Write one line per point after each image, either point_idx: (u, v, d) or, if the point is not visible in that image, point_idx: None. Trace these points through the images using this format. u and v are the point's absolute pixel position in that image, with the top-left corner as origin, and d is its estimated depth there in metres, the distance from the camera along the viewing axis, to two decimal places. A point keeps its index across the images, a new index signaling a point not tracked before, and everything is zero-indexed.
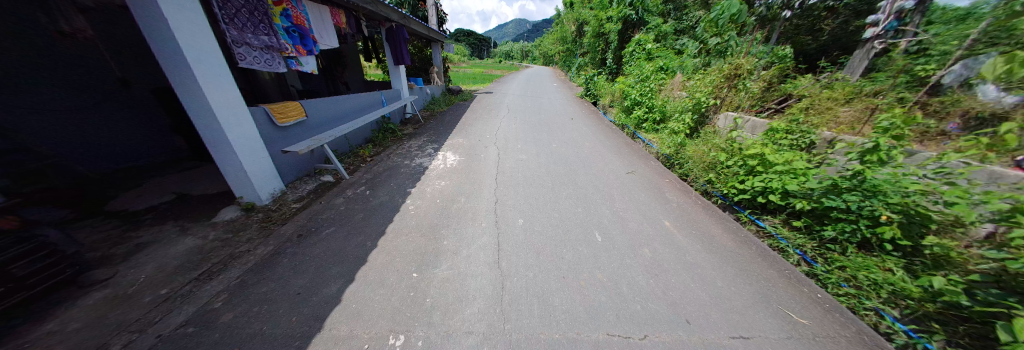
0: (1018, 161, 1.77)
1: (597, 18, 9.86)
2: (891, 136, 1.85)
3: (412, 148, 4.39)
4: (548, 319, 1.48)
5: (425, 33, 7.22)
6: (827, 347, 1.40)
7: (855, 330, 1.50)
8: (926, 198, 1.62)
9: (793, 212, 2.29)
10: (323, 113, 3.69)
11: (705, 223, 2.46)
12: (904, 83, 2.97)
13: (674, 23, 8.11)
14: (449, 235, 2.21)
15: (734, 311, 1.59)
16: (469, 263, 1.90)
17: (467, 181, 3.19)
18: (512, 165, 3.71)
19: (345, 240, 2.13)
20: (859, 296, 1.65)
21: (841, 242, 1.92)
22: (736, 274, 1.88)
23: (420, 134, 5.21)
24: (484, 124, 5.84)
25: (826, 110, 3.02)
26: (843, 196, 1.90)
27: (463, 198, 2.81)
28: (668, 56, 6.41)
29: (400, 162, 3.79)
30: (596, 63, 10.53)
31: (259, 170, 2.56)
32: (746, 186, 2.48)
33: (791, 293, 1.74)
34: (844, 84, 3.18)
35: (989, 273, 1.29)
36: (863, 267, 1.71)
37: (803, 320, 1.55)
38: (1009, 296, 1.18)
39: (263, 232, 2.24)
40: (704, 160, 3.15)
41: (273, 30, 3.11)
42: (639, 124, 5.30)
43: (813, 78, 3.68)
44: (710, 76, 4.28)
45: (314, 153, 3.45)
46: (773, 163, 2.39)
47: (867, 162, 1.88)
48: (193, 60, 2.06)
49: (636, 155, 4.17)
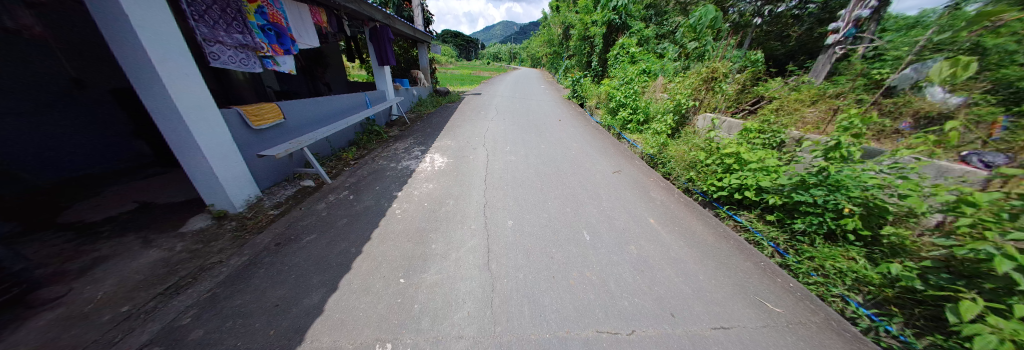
0: (963, 156, 1.99)
1: (583, 23, 10.05)
2: (851, 134, 1.99)
3: (398, 150, 4.30)
4: (538, 320, 1.49)
5: (410, 34, 7.11)
6: (800, 333, 1.48)
7: (824, 316, 1.60)
8: (882, 192, 1.76)
9: (766, 207, 2.43)
10: (302, 115, 3.55)
11: (687, 220, 2.55)
12: (862, 85, 3.26)
13: (655, 27, 8.48)
14: (437, 238, 2.18)
15: (715, 303, 1.65)
16: (458, 267, 1.87)
17: (455, 184, 3.15)
18: (500, 166, 3.71)
19: (327, 247, 2.05)
20: (826, 284, 1.77)
21: (810, 234, 2.06)
22: (716, 267, 1.97)
23: (406, 136, 5.11)
24: (472, 126, 5.82)
25: (793, 111, 3.23)
26: (810, 191, 2.04)
27: (452, 201, 2.78)
28: (650, 59, 6.60)
29: (386, 165, 3.70)
30: (582, 65, 10.72)
31: (233, 175, 2.43)
32: (724, 183, 2.59)
33: (766, 283, 1.84)
34: (809, 87, 3.45)
35: (940, 259, 1.41)
36: (829, 257, 1.84)
37: (777, 308, 1.64)
38: (957, 280, 1.30)
39: (237, 242, 2.12)
40: (685, 159, 3.27)
41: (247, 28, 2.95)
42: (624, 125, 5.42)
43: (782, 81, 3.95)
44: (689, 78, 4.43)
45: (292, 157, 3.31)
46: (748, 161, 2.51)
47: (831, 158, 2.01)
48: (157, 60, 1.94)
49: (621, 155, 4.27)
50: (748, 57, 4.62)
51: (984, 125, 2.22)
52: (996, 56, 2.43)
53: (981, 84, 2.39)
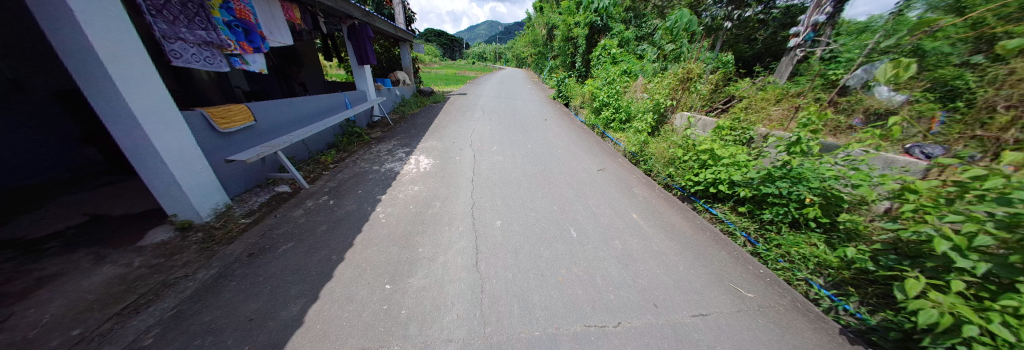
0: (906, 149, 2.26)
1: (566, 24, 10.19)
2: (809, 130, 2.16)
3: (381, 152, 4.17)
4: (528, 318, 1.50)
5: (391, 32, 6.92)
6: (769, 315, 1.60)
7: (790, 299, 1.73)
8: (837, 182, 1.92)
9: (738, 200, 2.59)
10: (275, 117, 3.35)
11: (668, 214, 2.67)
12: (820, 85, 3.57)
13: (635, 29, 8.77)
14: (424, 242, 2.13)
15: (694, 291, 1.74)
16: (446, 270, 1.84)
17: (441, 186, 3.10)
18: (488, 167, 3.70)
19: (306, 256, 1.96)
20: (792, 269, 1.92)
21: (777, 223, 2.22)
22: (695, 258, 2.07)
23: (390, 137, 4.98)
24: (458, 126, 5.76)
25: (761, 109, 3.46)
26: (776, 183, 2.19)
27: (438, 203, 2.74)
28: (631, 60, 6.80)
29: (368, 168, 3.58)
30: (566, 65, 10.88)
31: (197, 183, 2.25)
32: (700, 178, 2.73)
33: (739, 271, 1.96)
34: (774, 87, 3.69)
35: (889, 243, 1.55)
36: (794, 244, 2.00)
37: (749, 294, 1.76)
38: (902, 260, 1.44)
39: (204, 254, 1.97)
40: (665, 156, 3.41)
41: (212, 24, 2.74)
42: (608, 124, 5.56)
43: (751, 81, 4.21)
44: (667, 79, 4.61)
45: (265, 162, 3.12)
46: (721, 156, 2.66)
47: (793, 152, 2.18)
48: (107, 58, 1.75)
49: (605, 153, 4.39)
50: (720, 59, 4.88)
51: (924, 119, 2.53)
52: (935, 59, 2.80)
53: (921, 83, 2.70)
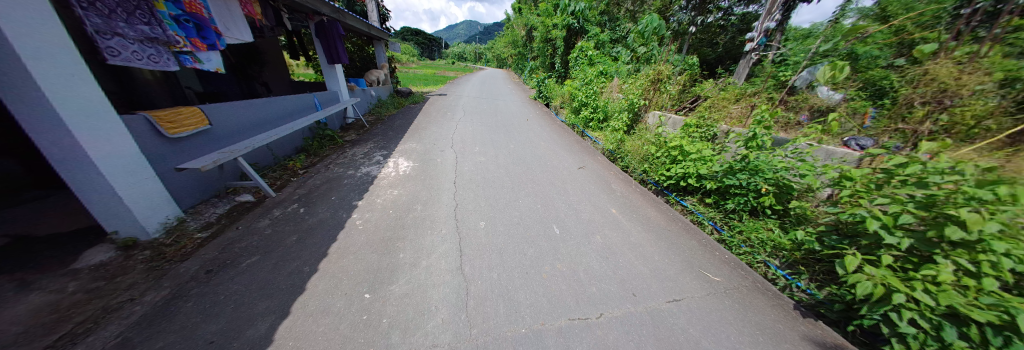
0: (844, 141, 2.52)
1: (545, 25, 10.34)
2: (763, 126, 2.39)
3: (356, 156, 3.98)
4: (513, 316, 1.51)
5: (364, 30, 6.63)
6: (734, 296, 1.75)
7: (751, 280, 1.90)
8: (788, 173, 2.14)
9: (705, 192, 2.79)
10: (234, 120, 3.07)
11: (643, 207, 2.81)
12: (772, 86, 3.96)
13: (610, 32, 9.12)
14: (405, 247, 2.06)
15: (668, 279, 1.85)
16: (430, 274, 1.80)
17: (422, 189, 3.02)
18: (470, 168, 3.66)
19: (274, 269, 1.82)
20: (752, 253, 2.10)
21: (739, 212, 2.42)
22: (668, 247, 2.20)
23: (365, 140, 4.76)
24: (438, 127, 5.65)
25: (723, 107, 3.75)
26: (737, 176, 2.39)
27: (420, 206, 2.67)
28: (606, 61, 7.03)
29: (343, 172, 3.41)
30: (546, 66, 11.05)
31: (144, 196, 2.01)
32: (671, 173, 2.90)
33: (707, 257, 2.11)
34: (734, 88, 4.01)
35: (831, 225, 1.76)
36: (753, 230, 2.20)
37: (716, 278, 1.91)
38: (842, 240, 1.64)
39: (153, 274, 1.76)
40: (640, 153, 3.59)
41: (157, 19, 2.45)
42: (586, 123, 5.73)
43: (714, 82, 4.55)
44: (640, 80, 4.84)
45: (223, 169, 2.85)
46: (689, 152, 2.85)
47: (750, 147, 2.39)
48: (29, 57, 1.50)
49: (585, 151, 4.52)
50: (687, 61, 5.22)
51: (859, 115, 2.94)
52: (866, 61, 3.27)
53: (854, 83, 3.10)
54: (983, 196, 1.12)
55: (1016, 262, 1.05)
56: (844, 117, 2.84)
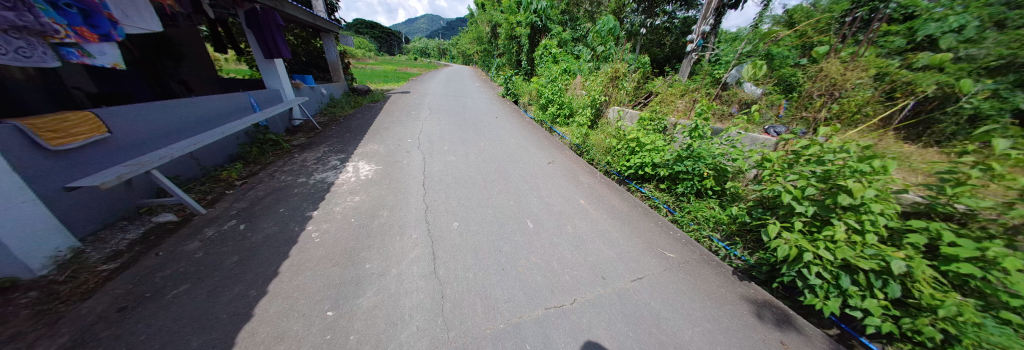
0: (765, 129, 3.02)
1: (509, 22, 10.33)
2: (703, 118, 2.72)
3: (306, 162, 3.58)
4: (491, 313, 1.51)
5: (309, 21, 5.92)
6: (686, 269, 1.98)
7: (698, 253, 2.16)
8: (723, 158, 2.47)
9: (659, 179, 3.09)
10: (142, 125, 2.53)
11: (608, 196, 3.02)
12: (709, 82, 4.50)
13: (572, 31, 9.49)
14: (371, 257, 1.92)
15: (632, 260, 2.03)
16: (401, 282, 1.71)
17: (388, 193, 2.85)
18: (439, 168, 3.54)
19: (215, 296, 1.56)
20: (699, 230, 2.39)
21: (687, 194, 2.73)
22: (631, 231, 2.40)
23: (317, 144, 4.30)
24: (401, 127, 5.34)
25: (670, 102, 4.17)
26: (684, 162, 2.69)
27: (386, 212, 2.51)
28: (569, 59, 7.27)
29: (293, 180, 3.05)
30: (512, 63, 11.07)
31: (23, 224, 1.57)
32: (631, 163, 3.15)
33: (663, 237, 2.36)
34: (679, 85, 4.47)
35: (758, 200, 2.07)
36: (699, 210, 2.50)
37: (671, 254, 2.14)
38: (765, 212, 1.95)
39: (41, 320, 1.37)
40: (603, 146, 3.82)
41: (29, 3, 1.89)
42: (554, 119, 5.91)
43: (663, 79, 5.02)
44: (600, 77, 5.10)
45: (132, 186, 2.34)
46: (645, 143, 3.12)
47: (693, 137, 2.71)
48: None
49: (555, 146, 4.66)
50: (640, 60, 5.68)
51: (775, 106, 3.52)
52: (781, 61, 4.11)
53: (769, 80, 3.84)
54: (863, 168, 1.42)
55: (884, 219, 1.36)
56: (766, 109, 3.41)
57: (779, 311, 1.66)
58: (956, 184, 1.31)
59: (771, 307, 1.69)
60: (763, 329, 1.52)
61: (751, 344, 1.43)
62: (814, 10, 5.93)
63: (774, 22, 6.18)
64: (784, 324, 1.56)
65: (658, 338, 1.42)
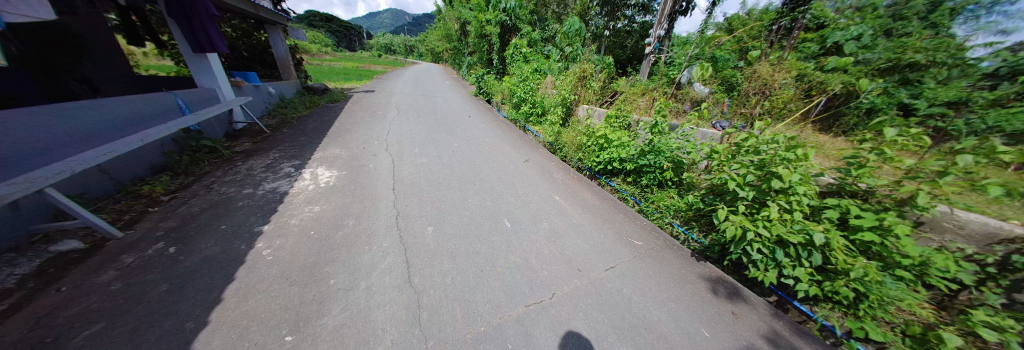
0: (715, 124, 3.33)
1: (478, 20, 10.17)
2: (661, 115, 2.95)
3: (252, 170, 3.17)
4: (470, 317, 1.48)
5: (250, 10, 5.23)
6: (652, 255, 2.14)
7: (662, 239, 2.36)
8: (679, 151, 2.71)
9: (626, 173, 3.29)
10: (26, 133, 2.03)
11: (581, 191, 3.14)
12: (666, 82, 4.91)
13: (541, 31, 9.67)
14: (336, 271, 1.77)
15: (604, 250, 2.14)
16: (372, 295, 1.60)
17: (353, 201, 2.65)
18: (410, 171, 3.38)
19: (137, 334, 1.29)
20: (662, 217, 2.60)
21: (651, 186, 2.96)
22: (603, 223, 2.53)
23: (266, 149, 3.83)
24: (365, 128, 4.99)
25: (633, 101, 4.46)
26: (648, 156, 2.90)
27: (352, 221, 2.33)
28: (539, 58, 7.38)
29: (237, 192, 2.68)
30: (482, 62, 10.94)
31: None
32: (601, 158, 3.31)
33: (631, 226, 2.52)
34: (640, 85, 4.81)
35: (709, 188, 2.31)
36: (661, 199, 2.72)
37: (639, 242, 2.30)
38: (715, 198, 2.18)
39: None
40: (575, 144, 3.96)
41: None
42: (527, 118, 5.97)
43: (626, 79, 5.35)
44: (569, 77, 5.26)
45: (21, 210, 1.88)
46: (612, 140, 3.30)
47: (654, 132, 2.93)
48: None
49: (529, 145, 4.72)
50: (605, 61, 5.98)
51: (719, 104, 3.88)
52: (723, 65, 4.58)
53: (715, 81, 4.32)
54: (790, 156, 1.67)
55: (806, 199, 1.61)
56: (713, 106, 3.74)
57: (730, 285, 1.87)
58: (859, 166, 1.58)
59: (723, 282, 1.91)
60: (717, 303, 1.71)
61: (708, 317, 1.59)
62: (747, 19, 6.79)
63: (717, 29, 6.96)
64: (734, 296, 1.77)
65: (630, 321, 1.52)
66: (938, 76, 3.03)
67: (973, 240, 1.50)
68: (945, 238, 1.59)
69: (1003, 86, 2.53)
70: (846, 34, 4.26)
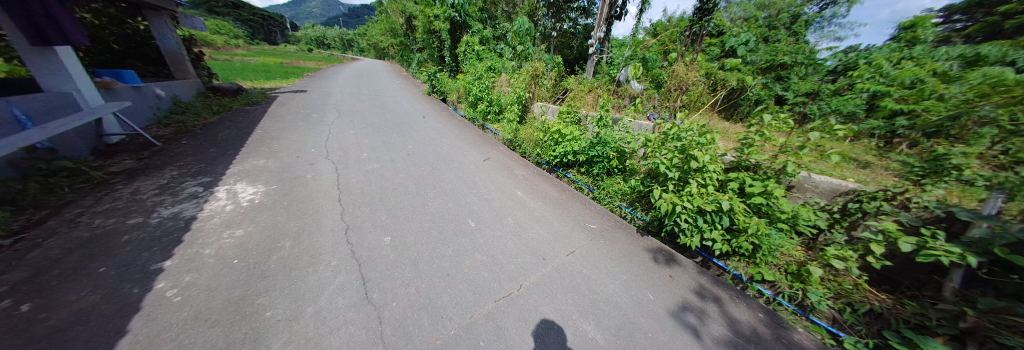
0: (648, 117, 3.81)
1: (425, 15, 9.65)
2: (604, 110, 3.25)
3: (138, 193, 2.48)
4: (439, 323, 1.43)
5: None
6: (605, 236, 2.37)
7: (613, 221, 2.63)
8: (622, 141, 3.04)
9: (579, 164, 3.55)
10: None
11: (542, 184, 3.29)
12: (607, 80, 5.43)
13: (492, 29, 9.67)
14: (274, 300, 1.51)
15: (565, 237, 2.29)
16: (322, 320, 1.42)
17: (289, 219, 2.29)
18: (360, 178, 3.08)
19: None
20: (612, 202, 2.88)
21: (601, 174, 3.25)
22: (562, 212, 2.69)
23: (157, 166, 3.04)
24: (298, 134, 4.34)
25: (581, 97, 4.83)
26: (597, 147, 3.18)
27: (290, 242, 2.02)
28: (493, 56, 7.37)
29: (120, 223, 2.07)
30: (433, 59, 10.45)
31: None
32: (557, 152, 3.50)
33: (587, 212, 2.75)
34: (586, 83, 5.22)
35: (646, 172, 2.64)
36: (610, 186, 3.01)
37: (594, 225, 2.52)
38: (651, 180, 2.51)
39: None
40: (532, 140, 4.09)
41: None
42: (485, 116, 5.92)
43: (575, 77, 5.74)
44: (522, 75, 5.38)
45: None
46: (565, 134, 3.51)
47: (601, 125, 3.22)
48: None
49: (488, 143, 4.71)
50: (554, 60, 6.31)
51: (652, 99, 4.49)
52: (652, 65, 5.29)
53: (646, 78, 4.99)
54: (701, 141, 2.04)
55: (715, 175, 1.98)
56: (647, 101, 4.30)
57: (668, 253, 2.19)
58: (749, 145, 2.01)
59: (661, 251, 2.23)
60: (659, 269, 1.99)
61: (652, 282, 1.85)
62: (668, 25, 7.92)
63: (645, 33, 7.93)
64: (671, 262, 2.09)
65: (590, 298, 1.67)
66: (799, 73, 4.06)
67: (824, 195, 2.04)
68: (807, 196, 2.13)
69: (839, 80, 3.51)
70: (738, 40, 5.28)
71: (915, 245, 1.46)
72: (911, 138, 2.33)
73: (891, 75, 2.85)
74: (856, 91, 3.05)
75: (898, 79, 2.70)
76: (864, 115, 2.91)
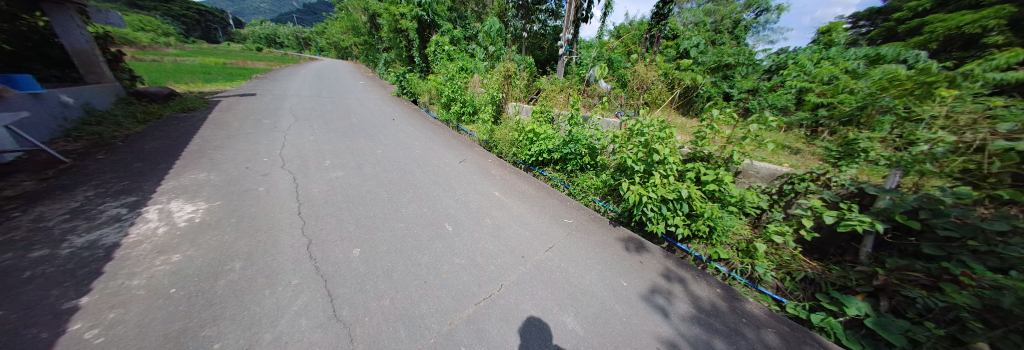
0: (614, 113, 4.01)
1: (390, 13, 9.23)
2: (575, 108, 3.36)
3: (41, 220, 2.06)
4: (416, 333, 1.38)
5: None
6: (581, 230, 2.45)
7: (588, 215, 2.73)
8: (593, 138, 3.17)
9: (554, 162, 3.62)
10: None
11: (519, 183, 3.32)
12: (577, 79, 5.63)
13: (462, 29, 9.53)
14: (223, 331, 1.34)
15: (543, 234, 2.33)
16: (284, 345, 1.29)
17: (239, 237, 2.05)
18: (323, 188, 2.86)
19: None
20: (586, 196, 2.98)
21: (575, 170, 3.35)
22: (539, 210, 2.74)
23: (67, 186, 2.55)
24: (248, 143, 3.91)
25: (553, 96, 4.95)
26: (570, 145, 3.27)
27: (242, 263, 1.81)
28: (464, 57, 7.27)
29: (14, 257, 1.70)
30: (402, 59, 10.02)
31: None
32: (533, 151, 3.55)
33: (563, 208, 2.82)
34: (557, 83, 5.36)
35: (614, 166, 2.78)
36: (584, 181, 3.12)
37: (570, 220, 2.59)
38: (620, 173, 2.65)
39: None
40: (507, 139, 4.10)
41: None
42: (459, 118, 5.80)
43: (547, 77, 5.87)
44: (495, 76, 5.38)
45: None
46: (539, 133, 3.57)
47: (573, 124, 3.33)
48: None
49: (463, 144, 4.64)
50: (526, 60, 6.39)
51: (618, 97, 4.74)
52: (617, 65, 5.58)
53: (612, 78, 5.27)
54: (661, 135, 2.21)
55: (674, 166, 2.15)
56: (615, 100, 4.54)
57: (638, 242, 2.33)
58: (701, 138, 2.21)
59: (632, 240, 2.36)
60: (631, 257, 2.11)
61: (625, 270, 1.96)
62: (630, 28, 8.43)
63: (610, 35, 8.36)
64: (641, 249, 2.22)
65: (569, 291, 1.72)
66: (742, 72, 4.55)
67: (764, 178, 2.30)
68: (751, 180, 2.39)
69: (773, 78, 4.02)
70: (691, 42, 5.78)
71: (836, 217, 1.71)
72: (830, 127, 2.71)
73: (812, 72, 3.29)
74: (787, 87, 3.51)
75: (819, 76, 3.10)
76: (794, 108, 3.35)
